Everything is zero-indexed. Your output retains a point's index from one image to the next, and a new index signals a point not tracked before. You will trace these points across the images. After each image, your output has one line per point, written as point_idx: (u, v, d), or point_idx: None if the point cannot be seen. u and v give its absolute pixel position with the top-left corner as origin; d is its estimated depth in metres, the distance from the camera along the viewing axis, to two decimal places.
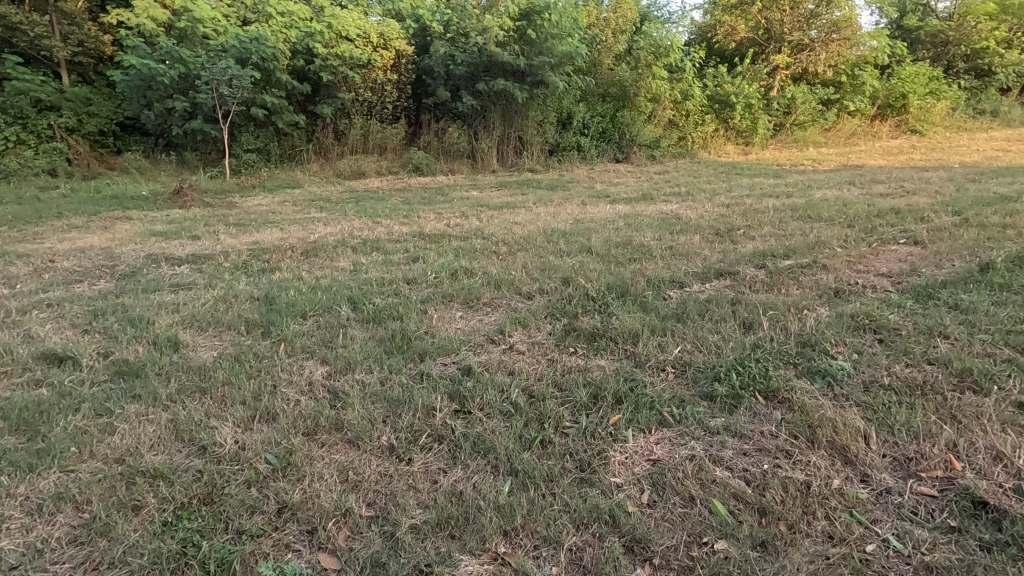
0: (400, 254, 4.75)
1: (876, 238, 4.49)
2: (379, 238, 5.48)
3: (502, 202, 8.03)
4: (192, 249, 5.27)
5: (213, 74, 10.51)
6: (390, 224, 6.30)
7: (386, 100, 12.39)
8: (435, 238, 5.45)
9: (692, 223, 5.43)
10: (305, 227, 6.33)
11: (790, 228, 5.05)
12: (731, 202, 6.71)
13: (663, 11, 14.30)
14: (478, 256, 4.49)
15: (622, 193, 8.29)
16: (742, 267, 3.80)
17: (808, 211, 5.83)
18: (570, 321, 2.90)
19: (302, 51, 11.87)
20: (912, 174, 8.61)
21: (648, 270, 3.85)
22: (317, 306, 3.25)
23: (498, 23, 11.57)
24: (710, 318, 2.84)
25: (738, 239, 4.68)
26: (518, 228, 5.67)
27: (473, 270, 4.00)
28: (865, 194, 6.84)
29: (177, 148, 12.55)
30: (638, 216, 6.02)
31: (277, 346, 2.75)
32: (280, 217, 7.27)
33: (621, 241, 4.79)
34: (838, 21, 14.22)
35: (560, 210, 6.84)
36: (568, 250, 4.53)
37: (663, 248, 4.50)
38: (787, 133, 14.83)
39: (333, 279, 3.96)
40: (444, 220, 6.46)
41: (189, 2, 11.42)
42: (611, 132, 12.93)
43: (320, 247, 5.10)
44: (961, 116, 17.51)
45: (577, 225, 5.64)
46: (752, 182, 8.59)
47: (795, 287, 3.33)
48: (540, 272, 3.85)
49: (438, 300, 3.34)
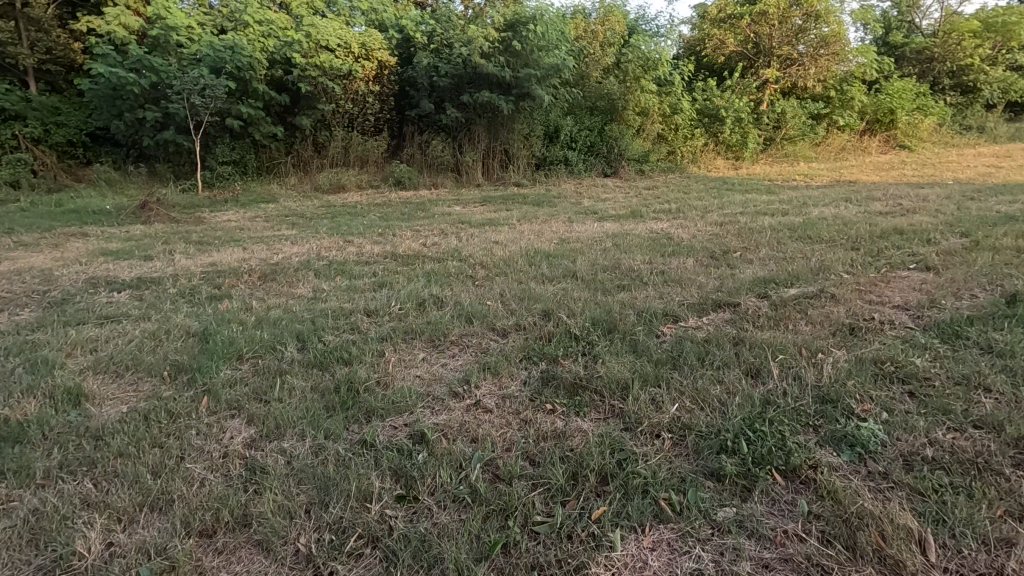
0: (368, 278, 4.34)
1: (883, 262, 4.15)
2: (348, 259, 5.05)
3: (485, 219, 7.64)
4: (140, 271, 4.80)
5: (184, 83, 10.15)
6: (363, 243, 5.88)
7: (368, 111, 12.01)
8: (408, 259, 5.04)
9: (684, 244, 5.07)
10: (271, 246, 5.89)
11: (790, 250, 4.70)
12: (725, 220, 6.38)
13: (652, 24, 14.08)
14: (452, 281, 4.08)
15: (610, 210, 7.94)
16: (742, 297, 3.42)
17: (806, 231, 5.51)
18: (549, 367, 2.49)
19: (280, 61, 11.48)
20: (907, 190, 8.38)
21: (639, 300, 3.46)
22: (258, 344, 2.81)
23: (482, 34, 11.31)
24: (711, 363, 2.45)
25: (736, 263, 4.31)
26: (498, 248, 5.27)
27: (444, 299, 3.59)
28: (863, 212, 6.53)
29: (150, 159, 12.06)
30: (626, 235, 5.67)
31: (197, 398, 2.30)
32: (247, 234, 6.82)
33: (609, 264, 4.41)
34: (827, 36, 14.14)
35: (545, 228, 6.46)
36: (551, 275, 4.14)
37: (654, 273, 4.12)
38: (777, 147, 14.65)
39: (287, 309, 3.52)
40: (420, 239, 6.05)
41: (163, 10, 11.04)
42: (599, 145, 12.61)
43: (281, 269, 4.66)
44: (948, 132, 17.53)
45: (563, 245, 5.25)
46: (744, 199, 8.29)
47: (804, 323, 2.94)
48: (518, 302, 3.45)
49: (399, 338, 2.92)
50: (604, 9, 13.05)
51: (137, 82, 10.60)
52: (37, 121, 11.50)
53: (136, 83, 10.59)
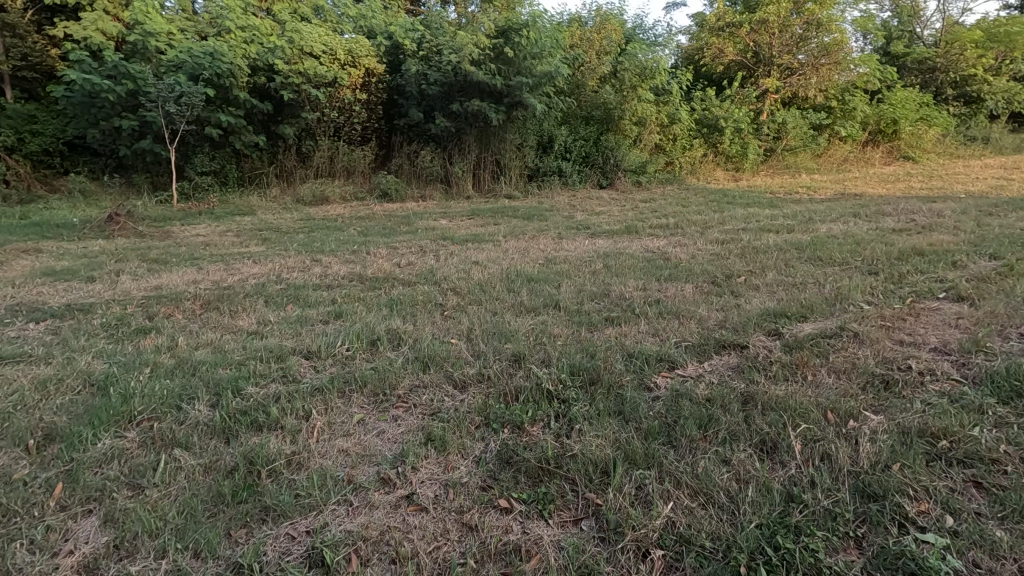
0: (324, 307, 3.84)
1: (907, 291, 3.66)
2: (310, 283, 4.55)
3: (469, 234, 7.16)
4: (76, 296, 4.30)
5: (159, 90, 9.68)
6: (333, 263, 5.38)
7: (354, 120, 11.57)
8: (375, 283, 4.53)
9: (682, 266, 4.58)
10: (231, 265, 5.38)
11: (800, 275, 4.21)
12: (726, 237, 5.91)
13: (649, 33, 13.66)
14: (419, 312, 3.58)
15: (603, 224, 7.46)
16: (751, 335, 2.92)
17: (817, 251, 5.01)
18: (511, 438, 1.98)
19: (263, 68, 11.04)
20: (918, 204, 7.93)
21: (629, 340, 2.94)
22: (158, 399, 2.28)
23: (472, 41, 10.88)
24: (718, 436, 1.93)
25: (740, 291, 3.81)
26: (477, 269, 4.78)
27: (404, 336, 3.08)
28: (875, 229, 6.05)
29: (127, 169, 11.59)
30: (619, 255, 5.18)
31: (51, 482, 1.78)
32: (211, 251, 6.32)
33: (598, 291, 3.91)
34: (829, 44, 13.74)
35: (532, 246, 5.97)
36: (532, 304, 3.63)
37: (649, 304, 3.61)
38: (778, 158, 14.22)
39: (218, 349, 3.01)
40: (394, 258, 5.54)
41: (141, 15, 10.60)
42: (594, 156, 12.18)
43: (231, 295, 4.16)
44: (951, 143, 17.18)
45: (548, 267, 4.76)
46: (747, 213, 7.81)
47: (827, 374, 2.43)
48: (488, 341, 2.94)
49: (337, 392, 2.40)
50: (600, 18, 12.62)
51: (112, 89, 10.14)
52: (11, 129, 11.04)
53: (111, 90, 10.13)
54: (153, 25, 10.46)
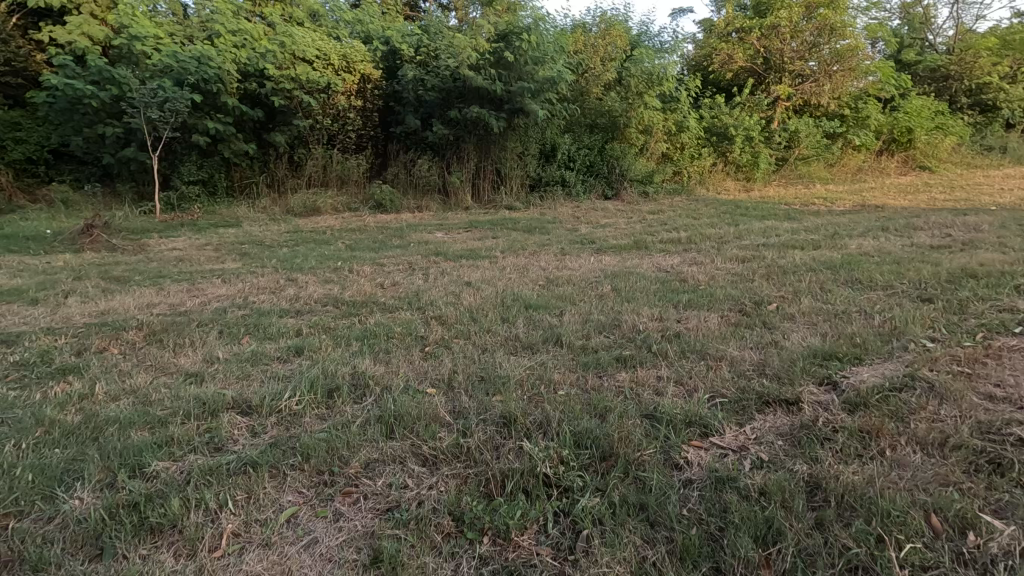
0: (288, 339, 3.28)
1: (974, 324, 3.09)
2: (277, 308, 3.99)
3: (465, 248, 6.61)
4: (12, 322, 3.76)
5: (141, 95, 9.21)
6: (310, 283, 4.83)
7: (349, 127, 11.08)
8: (352, 308, 3.97)
9: (703, 290, 4.02)
10: (198, 285, 4.84)
11: (840, 302, 3.63)
12: (748, 255, 5.35)
13: (655, 40, 13.13)
14: (396, 348, 3.02)
15: (609, 239, 6.90)
16: (800, 385, 2.35)
17: (852, 272, 4.43)
18: (494, 559, 1.45)
19: (253, 73, 10.58)
20: (947, 218, 7.36)
21: (646, 392, 2.38)
22: (25, 484, 1.73)
23: (470, 45, 10.39)
24: (785, 558, 1.40)
25: (777, 323, 3.24)
26: (470, 292, 4.23)
27: (374, 382, 2.53)
28: (911, 246, 5.47)
29: (113, 177, 11.12)
30: (629, 274, 4.62)
31: None
32: (182, 268, 5.79)
33: (606, 323, 3.33)
34: (842, 50, 13.23)
35: (532, 263, 5.40)
36: (529, 339, 3.06)
37: (669, 339, 3.04)
38: (790, 167, 13.70)
39: (140, 400, 2.45)
40: (379, 277, 4.99)
41: (128, 19, 10.18)
42: (599, 165, 11.65)
43: (185, 322, 3.62)
44: (967, 152, 16.64)
45: (551, 289, 4.21)
46: (764, 227, 7.24)
47: (912, 447, 1.86)
48: (473, 394, 2.38)
49: (273, 466, 1.86)
50: (606, 24, 12.14)
51: (96, 95, 9.70)
52: None
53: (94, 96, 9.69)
54: (140, 29, 10.03)
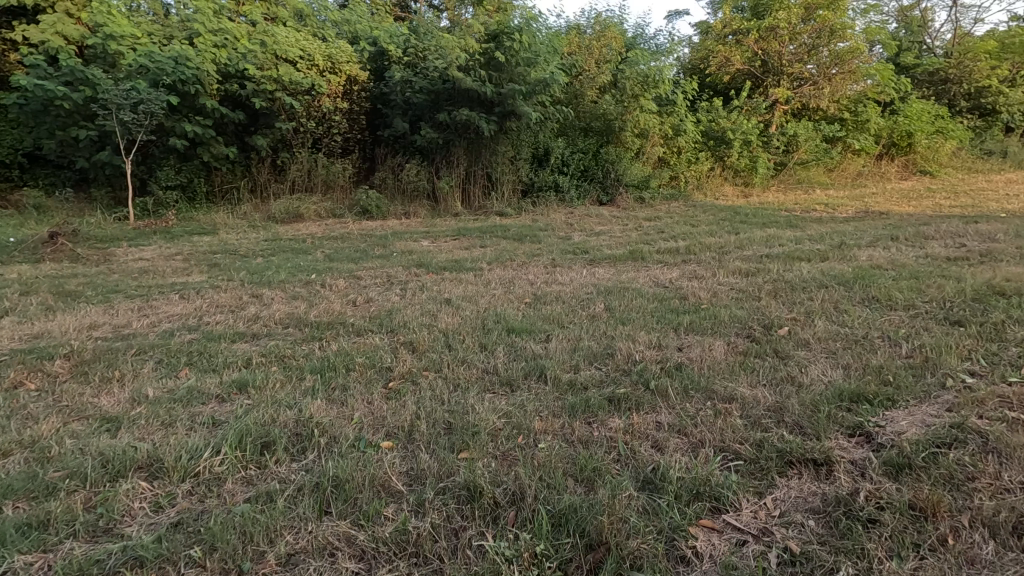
0: (235, 371, 2.87)
1: (1016, 354, 2.71)
2: (232, 331, 3.56)
3: (451, 259, 6.22)
4: None
5: (113, 95, 8.77)
6: (275, 300, 4.40)
7: (334, 131, 10.67)
8: (316, 330, 3.57)
9: (706, 310, 3.65)
10: (154, 301, 4.41)
11: (859, 326, 3.24)
12: (752, 267, 4.97)
13: (651, 42, 12.79)
14: (355, 384, 2.62)
15: (604, 248, 6.51)
16: (828, 439, 1.96)
17: (868, 288, 4.05)
18: None
19: (234, 74, 10.15)
20: (957, 225, 7.01)
21: (644, 446, 2.00)
22: None
23: (459, 45, 10.02)
24: None
25: (791, 352, 2.85)
26: (450, 311, 3.84)
27: (319, 431, 2.13)
28: (926, 258, 5.12)
29: (88, 182, 10.66)
30: (624, 290, 4.23)
31: None
32: (145, 281, 5.36)
33: (599, 352, 2.93)
34: (842, 52, 12.93)
35: (519, 277, 5.00)
36: (510, 373, 2.66)
37: (669, 373, 2.65)
38: (790, 172, 13.37)
39: (34, 455, 2.04)
40: (354, 292, 4.59)
41: (103, 17, 9.73)
42: (593, 170, 11.28)
43: (125, 349, 3.20)
44: (967, 156, 16.38)
45: (538, 308, 3.82)
46: (766, 235, 6.88)
47: (976, 533, 1.49)
48: (435, 450, 1.98)
49: (170, 560, 1.47)
50: (600, 25, 11.79)
51: (68, 96, 9.26)
52: None
53: (66, 97, 9.24)
54: (116, 28, 9.59)
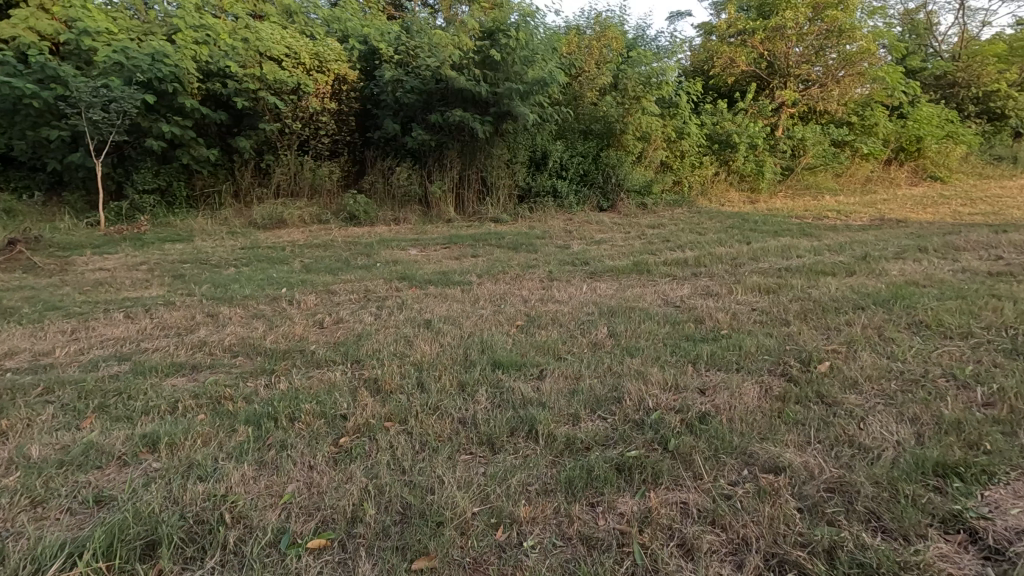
0: (153, 418, 2.32)
1: None
2: (168, 362, 3.01)
3: (438, 270, 5.67)
4: None
5: (82, 93, 8.22)
6: (232, 320, 3.85)
7: (321, 132, 10.13)
8: (269, 361, 3.03)
9: (728, 337, 3.11)
10: (95, 321, 3.86)
11: (914, 360, 2.71)
12: (772, 283, 4.43)
13: (653, 43, 12.32)
14: (297, 441, 2.09)
15: (605, 259, 5.97)
16: (920, 543, 1.47)
17: (912, 310, 3.51)
18: None
19: (216, 73, 9.62)
20: (985, 235, 6.49)
21: (668, 550, 1.50)
22: None
23: (453, 43, 9.51)
24: None
25: (839, 399, 2.32)
26: (428, 336, 3.29)
27: (233, 520, 1.61)
28: (963, 273, 4.60)
29: (61, 184, 10.09)
30: (631, 311, 3.70)
31: None
32: (95, 295, 4.79)
33: (603, 395, 2.39)
34: (852, 53, 12.45)
35: (512, 293, 4.47)
36: (491, 426, 2.14)
37: (691, 428, 2.13)
38: (797, 177, 12.88)
39: None
40: (324, 311, 4.05)
41: (78, 11, 9.19)
42: (593, 174, 10.76)
43: (33, 386, 2.65)
44: (976, 162, 15.89)
45: (530, 334, 3.28)
46: (780, 245, 6.34)
47: None
48: (385, 558, 1.47)
49: None
50: (600, 25, 11.33)
51: (38, 95, 8.71)
52: None
53: (35, 95, 8.69)
54: (90, 23, 9.05)
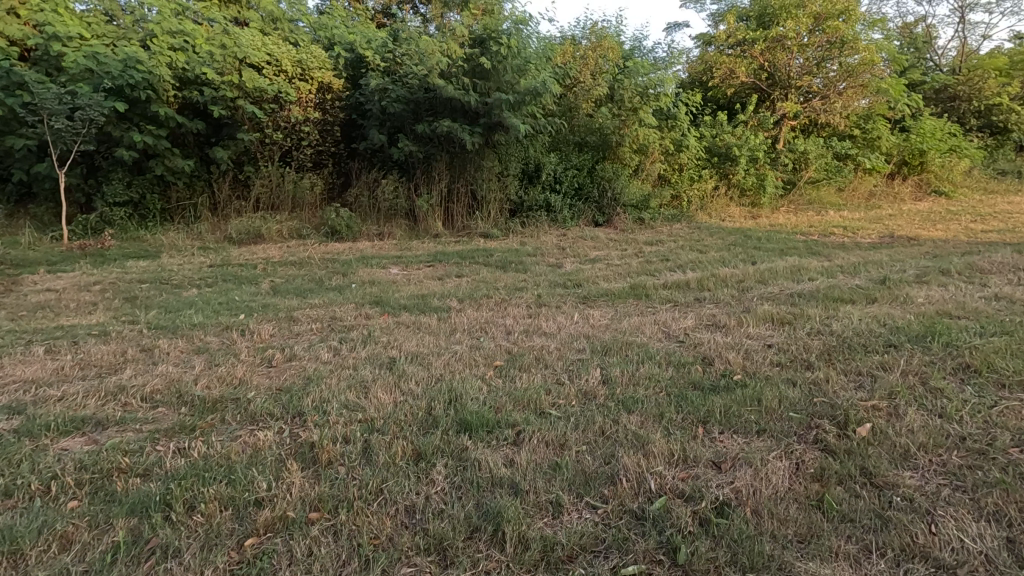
0: (14, 506, 1.81)
1: None
2: (69, 416, 2.47)
3: (416, 294, 5.16)
4: None
5: (43, 98, 7.67)
6: (167, 357, 3.32)
7: (304, 142, 9.66)
8: (191, 416, 2.50)
9: (746, 386, 2.59)
10: (8, 359, 3.31)
11: (974, 421, 2.22)
12: (787, 313, 3.92)
13: (649, 54, 11.92)
14: (186, 547, 1.58)
15: (600, 281, 5.47)
16: None
17: (955, 350, 3.01)
18: None
19: (193, 80, 9.17)
20: (1008, 256, 6.03)
21: None
22: None
23: (441, 50, 9.01)
24: None
25: (892, 480, 1.82)
26: (387, 382, 2.76)
27: None
28: (998, 301, 4.12)
29: (27, 196, 9.54)
30: (628, 349, 3.18)
31: None
32: (26, 324, 4.24)
33: (592, 472, 1.89)
34: (855, 65, 12.11)
35: (494, 323, 3.96)
36: (444, 526, 1.64)
37: (706, 527, 1.63)
38: (799, 192, 12.46)
39: None
40: (277, 346, 3.52)
41: (48, 15, 8.73)
42: (588, 188, 10.30)
43: None
44: (980, 176, 15.53)
45: (508, 380, 2.76)
46: (788, 266, 5.86)
47: None
48: None
49: None
50: (596, 36, 10.94)
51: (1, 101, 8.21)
52: None
53: None
54: (61, 28, 8.60)
